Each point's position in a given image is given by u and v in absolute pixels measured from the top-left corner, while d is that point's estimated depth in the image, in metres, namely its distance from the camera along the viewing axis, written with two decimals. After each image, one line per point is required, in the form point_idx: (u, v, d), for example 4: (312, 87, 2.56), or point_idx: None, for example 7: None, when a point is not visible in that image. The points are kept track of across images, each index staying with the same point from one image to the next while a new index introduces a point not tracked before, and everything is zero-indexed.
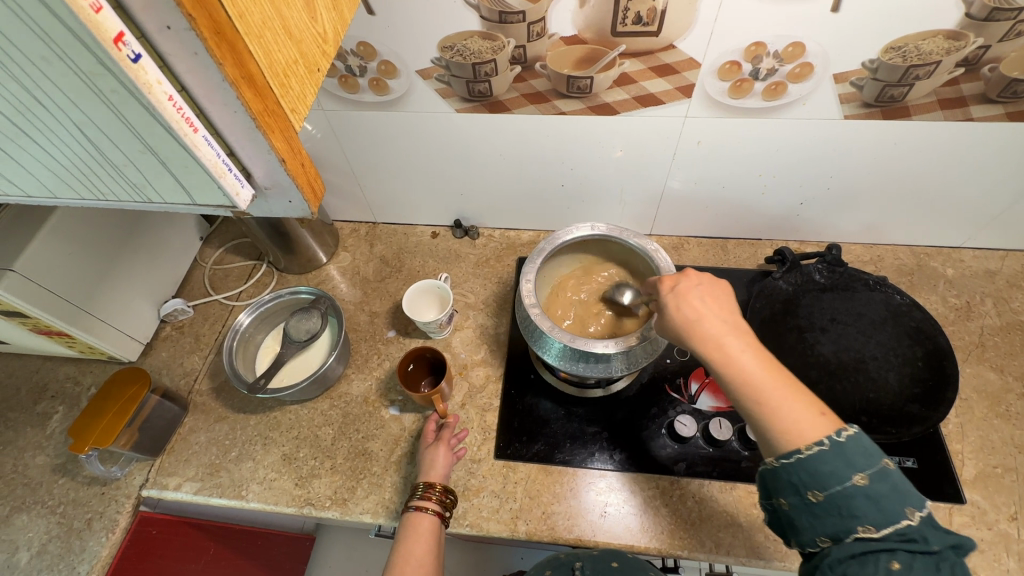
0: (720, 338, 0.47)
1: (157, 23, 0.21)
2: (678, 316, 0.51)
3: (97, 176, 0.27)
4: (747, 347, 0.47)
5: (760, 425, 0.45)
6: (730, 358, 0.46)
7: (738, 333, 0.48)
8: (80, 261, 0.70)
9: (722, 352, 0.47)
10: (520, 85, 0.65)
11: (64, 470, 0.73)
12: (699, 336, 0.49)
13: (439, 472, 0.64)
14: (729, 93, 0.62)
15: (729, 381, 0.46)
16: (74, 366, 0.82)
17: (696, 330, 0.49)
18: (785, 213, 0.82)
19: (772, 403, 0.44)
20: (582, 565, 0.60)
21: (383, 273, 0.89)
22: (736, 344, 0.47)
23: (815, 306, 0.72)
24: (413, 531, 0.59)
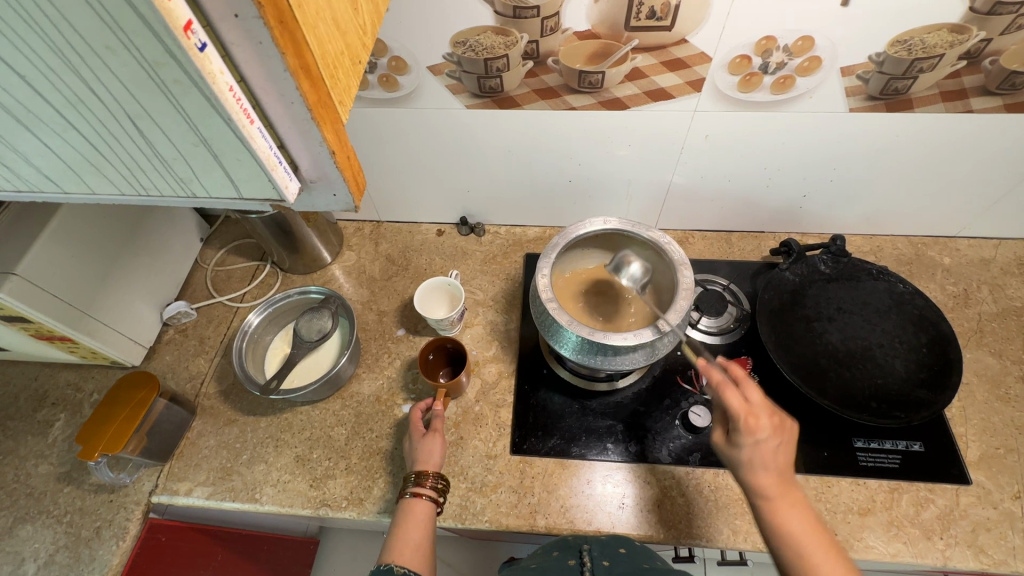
0: (774, 493, 0.50)
1: (223, 10, 0.20)
2: (745, 457, 0.52)
3: (143, 171, 0.27)
4: (802, 515, 0.50)
5: (788, 563, 0.48)
6: (779, 513, 0.50)
7: (794, 498, 0.51)
8: (82, 264, 0.68)
9: (777, 512, 0.50)
10: (531, 80, 0.65)
11: (69, 479, 0.72)
12: (758, 493, 0.51)
13: (434, 460, 0.63)
14: (738, 87, 0.63)
15: (774, 535, 0.50)
16: (74, 373, 0.80)
17: (758, 476, 0.51)
18: (788, 206, 0.84)
19: (812, 560, 0.47)
20: (590, 548, 0.59)
21: (390, 271, 0.89)
22: (789, 509, 0.50)
23: (821, 295, 0.74)
24: (409, 516, 0.58)
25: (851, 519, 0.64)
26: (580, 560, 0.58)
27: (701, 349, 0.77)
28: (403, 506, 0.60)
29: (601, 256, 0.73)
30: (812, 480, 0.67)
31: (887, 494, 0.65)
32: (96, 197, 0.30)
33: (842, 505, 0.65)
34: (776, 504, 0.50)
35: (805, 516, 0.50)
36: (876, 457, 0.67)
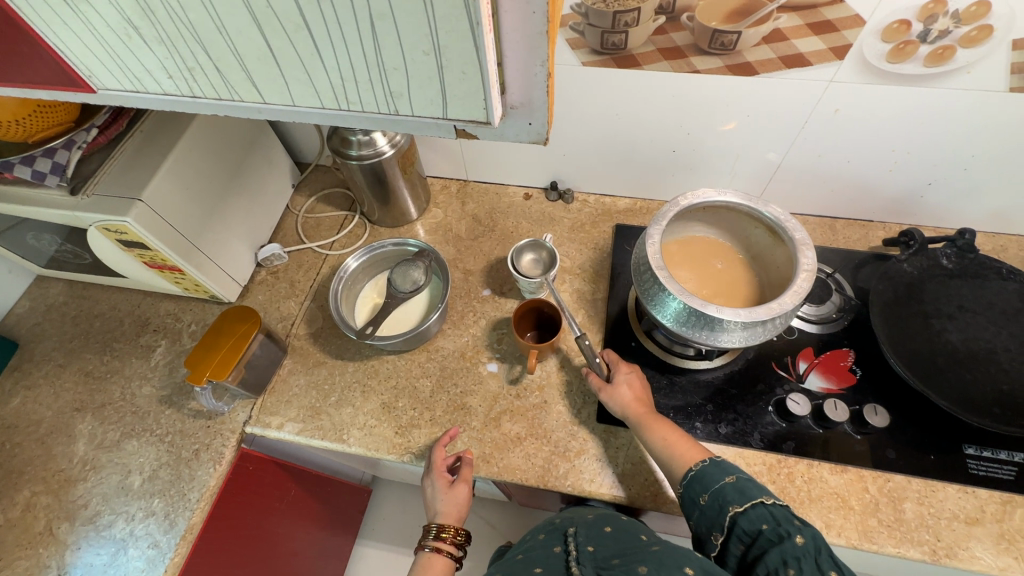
0: (640, 414, 0.63)
1: None
2: (617, 391, 0.65)
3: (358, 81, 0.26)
4: (669, 426, 0.62)
5: (667, 464, 0.60)
6: (649, 426, 0.62)
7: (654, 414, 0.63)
8: (194, 198, 0.70)
9: (650, 425, 0.62)
10: (658, 38, 0.62)
11: (171, 402, 0.75)
12: (635, 417, 0.63)
13: (456, 516, 0.65)
14: (888, 57, 0.58)
15: (652, 445, 0.61)
16: (174, 304, 0.84)
17: (626, 401, 0.64)
18: (908, 194, 0.78)
19: (674, 444, 0.60)
20: (575, 532, 0.64)
21: (476, 231, 0.88)
22: (657, 421, 0.62)
23: (941, 292, 0.69)
24: (428, 569, 0.64)
25: (957, 526, 0.61)
26: (566, 547, 0.62)
27: (800, 337, 0.74)
28: (424, 557, 0.65)
29: (708, 230, 0.70)
30: (916, 482, 0.63)
31: (999, 505, 0.61)
32: (295, 110, 0.30)
33: (947, 512, 0.61)
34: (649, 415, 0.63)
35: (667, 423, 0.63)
36: (988, 466, 0.63)
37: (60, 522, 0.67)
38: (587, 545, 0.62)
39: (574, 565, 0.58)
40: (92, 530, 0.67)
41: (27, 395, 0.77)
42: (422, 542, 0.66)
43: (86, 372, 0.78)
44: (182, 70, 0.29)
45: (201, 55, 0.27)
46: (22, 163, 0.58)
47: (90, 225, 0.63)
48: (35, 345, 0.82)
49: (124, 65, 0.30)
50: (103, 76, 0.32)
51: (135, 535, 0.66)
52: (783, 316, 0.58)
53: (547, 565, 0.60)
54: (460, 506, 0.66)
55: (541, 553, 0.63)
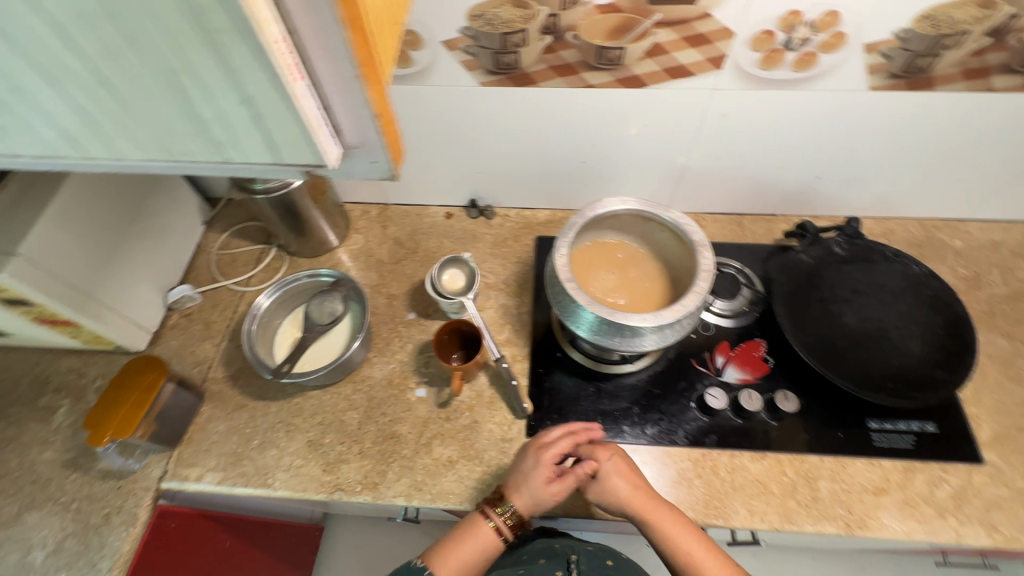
0: (656, 516, 0.59)
1: None
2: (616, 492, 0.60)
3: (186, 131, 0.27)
4: (683, 524, 0.59)
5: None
6: (668, 532, 0.58)
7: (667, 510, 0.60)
8: (85, 246, 0.66)
9: (667, 529, 0.58)
10: (549, 57, 0.64)
11: (76, 465, 0.70)
12: (649, 522, 0.59)
13: (524, 495, 0.60)
14: (760, 64, 0.62)
15: (670, 553, 0.57)
16: (77, 358, 0.78)
17: (629, 504, 0.60)
18: (802, 188, 0.83)
19: (696, 555, 0.57)
20: (578, 559, 0.68)
21: (398, 255, 0.87)
22: (673, 523, 0.58)
23: (836, 277, 0.73)
24: (469, 530, 0.60)
25: (867, 498, 0.64)
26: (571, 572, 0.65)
27: (715, 332, 0.77)
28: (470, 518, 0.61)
29: (618, 238, 0.72)
30: (828, 460, 0.67)
31: (901, 473, 0.66)
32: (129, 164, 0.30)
33: (857, 485, 0.65)
34: (660, 516, 0.59)
35: (681, 521, 0.59)
36: (890, 437, 0.68)
37: None
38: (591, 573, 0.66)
39: None
40: None
41: None
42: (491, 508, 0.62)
43: None
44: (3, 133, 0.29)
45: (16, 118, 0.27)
46: None
47: None
48: None
49: None
50: None
51: None
52: (689, 315, 0.61)
53: None
54: (548, 493, 0.59)
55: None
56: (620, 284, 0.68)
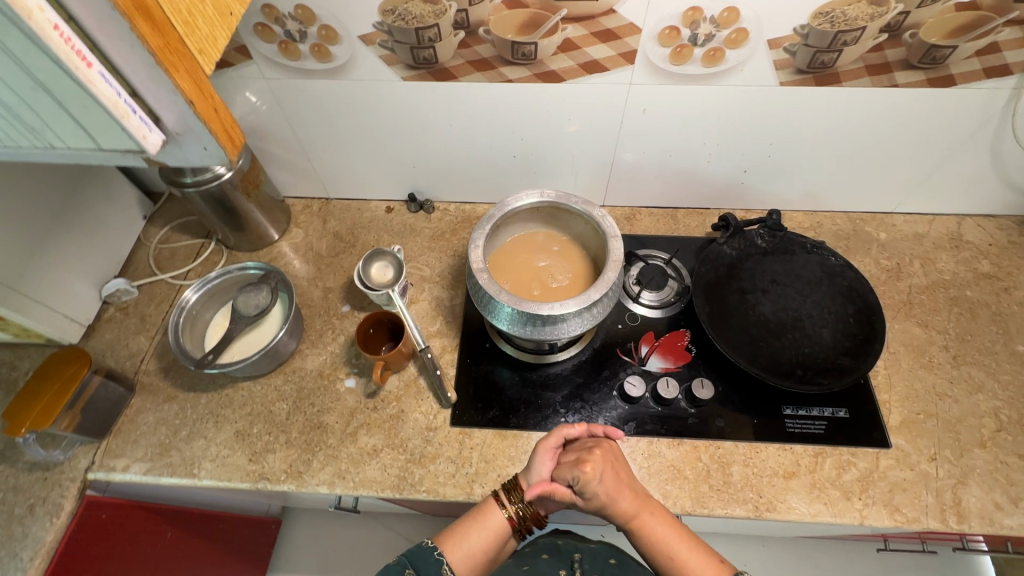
0: (638, 515, 0.59)
1: None
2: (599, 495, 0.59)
3: (15, 116, 0.32)
4: (667, 523, 0.59)
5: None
6: (649, 530, 0.58)
7: (649, 509, 0.59)
8: (6, 238, 0.67)
9: (649, 528, 0.58)
10: (465, 52, 0.65)
11: (2, 457, 0.70)
12: (633, 521, 0.58)
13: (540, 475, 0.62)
14: (670, 60, 0.64)
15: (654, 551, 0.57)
16: (9, 352, 0.79)
17: (617, 505, 0.59)
18: (730, 182, 0.84)
19: (680, 556, 0.56)
20: (581, 558, 0.69)
21: (337, 248, 0.88)
22: (654, 520, 0.58)
23: (756, 269, 0.75)
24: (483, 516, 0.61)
25: (776, 482, 0.66)
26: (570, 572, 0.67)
27: (642, 323, 0.78)
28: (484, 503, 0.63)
29: (542, 231, 0.73)
30: (742, 446, 0.69)
31: (811, 458, 0.68)
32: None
33: (768, 469, 0.67)
34: (645, 523, 0.58)
35: (666, 521, 0.59)
36: (803, 423, 0.70)
37: None
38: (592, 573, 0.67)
39: None
40: None
41: None
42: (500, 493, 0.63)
43: None
44: None
45: None
46: None
47: None
48: None
49: None
50: None
51: None
52: (600, 301, 0.62)
53: None
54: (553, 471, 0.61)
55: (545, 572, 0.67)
56: (539, 273, 0.70)
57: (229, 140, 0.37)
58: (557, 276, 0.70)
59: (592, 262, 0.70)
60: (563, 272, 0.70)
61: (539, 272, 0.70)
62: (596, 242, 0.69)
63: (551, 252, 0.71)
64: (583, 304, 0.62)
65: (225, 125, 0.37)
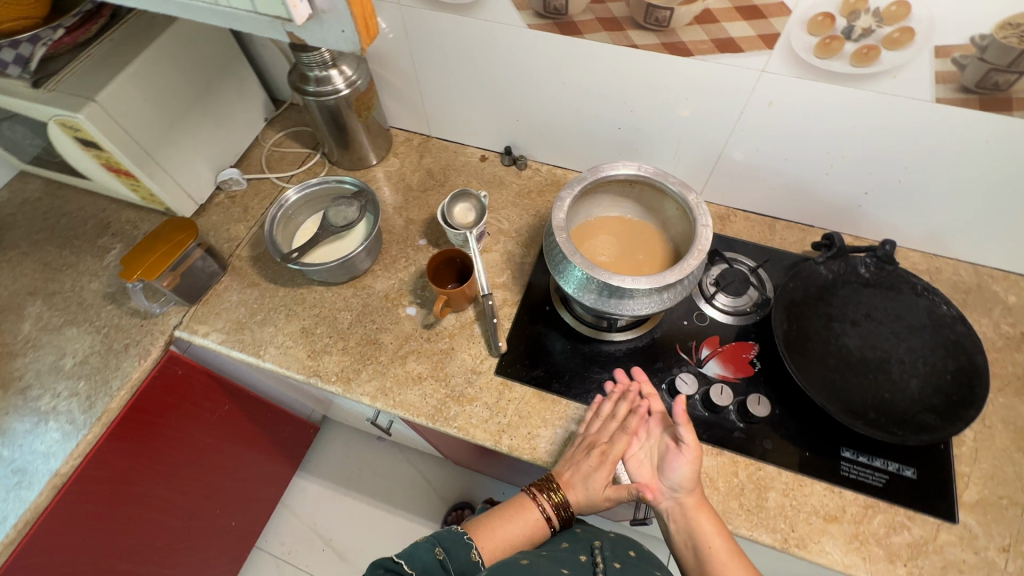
0: (693, 511, 0.60)
1: None
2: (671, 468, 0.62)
3: None
4: (717, 525, 0.60)
5: None
6: (699, 531, 0.60)
7: (705, 509, 0.61)
8: (152, 109, 0.75)
9: (700, 525, 0.60)
10: (597, 7, 0.63)
11: (113, 299, 0.81)
12: (690, 515, 0.60)
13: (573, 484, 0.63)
14: (815, 51, 0.59)
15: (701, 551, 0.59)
16: (135, 213, 0.89)
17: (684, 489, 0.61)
18: (845, 202, 0.77)
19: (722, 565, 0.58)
20: (601, 547, 0.67)
21: (427, 185, 0.91)
22: (708, 521, 0.60)
23: (851, 298, 0.69)
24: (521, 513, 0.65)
25: (814, 521, 0.62)
26: (591, 557, 0.64)
27: (709, 325, 0.75)
28: (522, 499, 0.66)
29: (630, 208, 0.72)
30: (786, 475, 0.65)
31: (861, 508, 0.63)
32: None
33: (808, 506, 0.63)
34: (700, 516, 0.60)
35: (717, 524, 0.60)
36: (861, 471, 0.64)
37: None
38: (612, 561, 0.65)
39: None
40: (21, 400, 0.73)
41: None
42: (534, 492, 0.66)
43: (44, 262, 0.84)
44: None
45: None
46: None
47: (49, 119, 0.69)
48: (5, 232, 0.88)
49: None
50: None
51: (57, 410, 0.72)
52: (675, 286, 0.61)
53: (576, 569, 0.61)
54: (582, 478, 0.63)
55: (568, 557, 0.63)
56: (616, 245, 0.69)
57: (367, 32, 0.39)
58: (636, 251, 0.68)
59: (673, 247, 0.68)
60: (641, 250, 0.68)
61: (617, 244, 0.69)
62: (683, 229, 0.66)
63: (635, 228, 0.70)
64: (657, 285, 0.61)
65: (367, 18, 0.39)
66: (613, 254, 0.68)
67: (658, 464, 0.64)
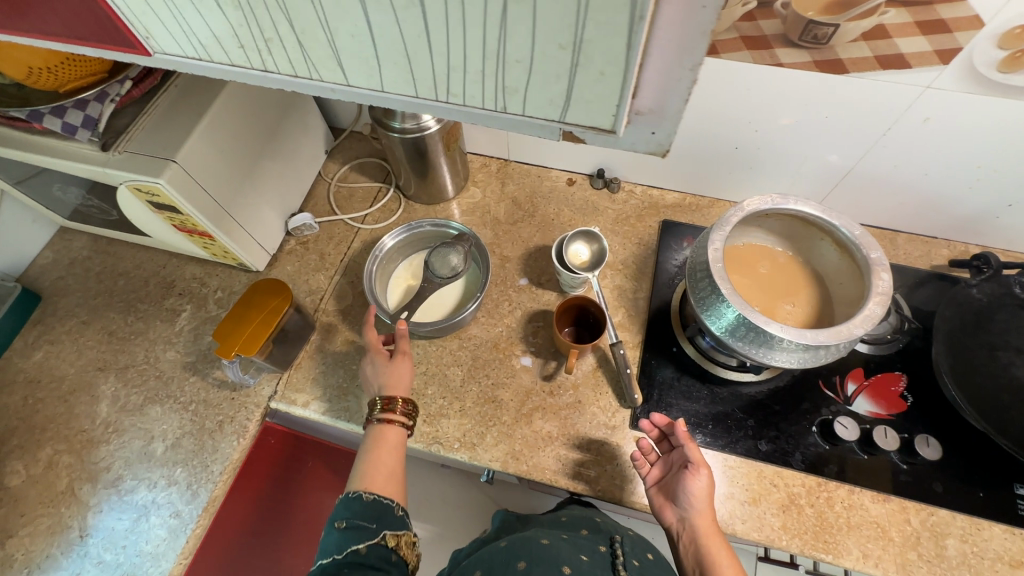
0: (703, 534, 0.56)
1: None
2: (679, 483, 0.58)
3: (468, 64, 0.26)
4: (730, 557, 0.55)
5: None
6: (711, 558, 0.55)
7: (716, 537, 0.56)
8: (226, 160, 0.66)
9: (713, 554, 0.55)
10: (745, 25, 0.56)
11: (195, 369, 0.73)
12: (702, 539, 0.56)
13: (403, 385, 0.64)
14: (999, 66, 0.53)
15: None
16: (200, 267, 0.81)
17: (693, 508, 0.57)
18: (982, 214, 0.72)
19: None
20: (622, 541, 0.64)
21: (515, 216, 0.84)
22: (720, 550, 0.55)
23: (1012, 322, 0.64)
24: (381, 438, 0.61)
25: (1000, 567, 0.59)
26: (611, 549, 0.62)
27: (850, 356, 0.70)
28: (374, 432, 0.61)
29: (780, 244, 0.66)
30: (961, 518, 0.61)
31: None
32: (385, 95, 0.30)
33: (991, 552, 0.59)
34: (711, 544, 0.56)
35: (729, 555, 0.55)
36: None
37: (82, 482, 0.67)
38: (632, 557, 0.62)
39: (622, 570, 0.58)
40: (114, 494, 0.66)
41: (51, 350, 0.76)
42: (369, 419, 0.63)
43: (110, 332, 0.77)
44: (259, 40, 0.29)
45: (284, 26, 0.27)
46: (52, 113, 0.55)
47: (119, 184, 0.60)
48: (59, 300, 0.80)
49: (189, 30, 0.30)
50: (162, 39, 0.32)
51: (157, 502, 0.65)
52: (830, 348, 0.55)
53: (594, 558, 0.59)
54: (403, 377, 0.65)
55: (587, 545, 0.61)
56: (778, 292, 0.64)
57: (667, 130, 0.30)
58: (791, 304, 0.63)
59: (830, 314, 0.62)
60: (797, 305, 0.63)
61: (778, 290, 0.64)
62: (849, 297, 0.60)
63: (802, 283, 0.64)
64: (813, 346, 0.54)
65: None
66: (778, 295, 0.64)
67: (670, 491, 0.60)
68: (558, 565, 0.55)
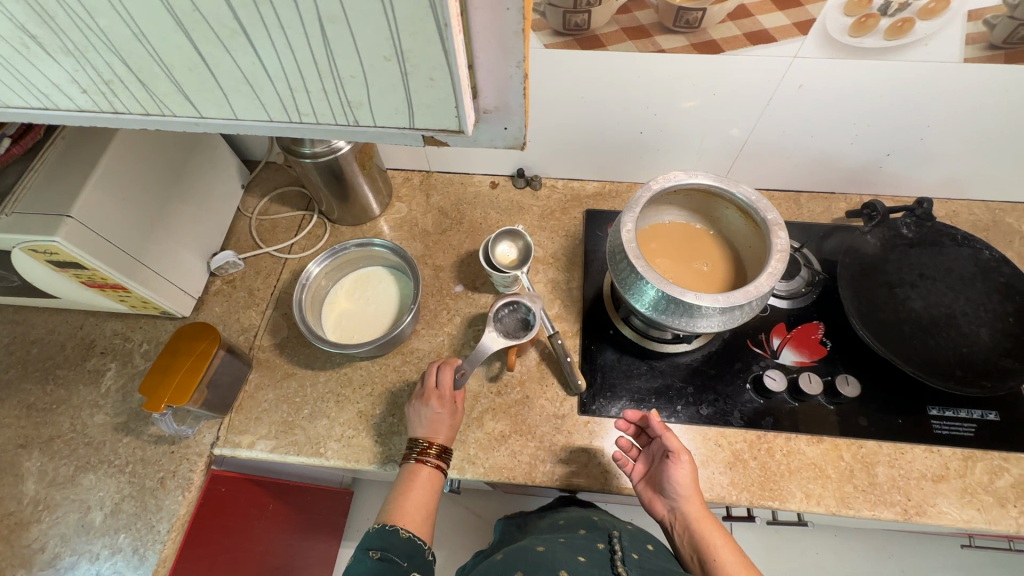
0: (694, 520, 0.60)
1: None
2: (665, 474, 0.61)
3: (303, 85, 0.28)
4: (723, 533, 0.60)
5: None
6: (709, 542, 0.59)
7: (708, 518, 0.60)
8: (131, 208, 0.64)
9: (708, 536, 0.59)
10: (622, 17, 0.60)
11: (127, 429, 0.70)
12: (696, 524, 0.59)
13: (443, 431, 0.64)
14: (850, 31, 0.58)
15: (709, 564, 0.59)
16: (121, 322, 0.78)
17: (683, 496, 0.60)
18: (866, 165, 0.79)
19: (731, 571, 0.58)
20: (620, 535, 0.64)
21: (444, 225, 0.85)
22: (713, 529, 0.59)
23: (902, 261, 0.71)
24: (414, 479, 0.62)
25: (925, 485, 0.64)
26: (609, 545, 0.61)
27: (771, 313, 0.74)
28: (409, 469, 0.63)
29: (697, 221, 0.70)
30: (886, 446, 0.66)
31: (961, 461, 0.65)
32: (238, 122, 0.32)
33: (915, 472, 0.64)
34: (705, 526, 0.59)
35: (721, 532, 0.60)
36: (951, 425, 0.66)
37: (14, 569, 0.62)
38: (631, 551, 0.61)
39: (620, 564, 0.58)
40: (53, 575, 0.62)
41: None
42: (407, 455, 0.63)
43: (28, 405, 0.72)
44: (97, 82, 0.30)
45: (117, 66, 0.28)
46: None
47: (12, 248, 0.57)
48: None
49: (25, 81, 0.31)
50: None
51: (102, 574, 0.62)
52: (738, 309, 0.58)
53: (592, 557, 0.58)
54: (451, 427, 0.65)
55: (585, 544, 0.61)
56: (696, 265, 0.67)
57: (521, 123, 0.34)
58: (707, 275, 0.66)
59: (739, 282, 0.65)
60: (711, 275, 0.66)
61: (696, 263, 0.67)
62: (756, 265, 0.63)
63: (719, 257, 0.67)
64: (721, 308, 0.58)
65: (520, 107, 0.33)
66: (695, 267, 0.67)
67: (656, 481, 0.62)
68: (556, 569, 0.55)
